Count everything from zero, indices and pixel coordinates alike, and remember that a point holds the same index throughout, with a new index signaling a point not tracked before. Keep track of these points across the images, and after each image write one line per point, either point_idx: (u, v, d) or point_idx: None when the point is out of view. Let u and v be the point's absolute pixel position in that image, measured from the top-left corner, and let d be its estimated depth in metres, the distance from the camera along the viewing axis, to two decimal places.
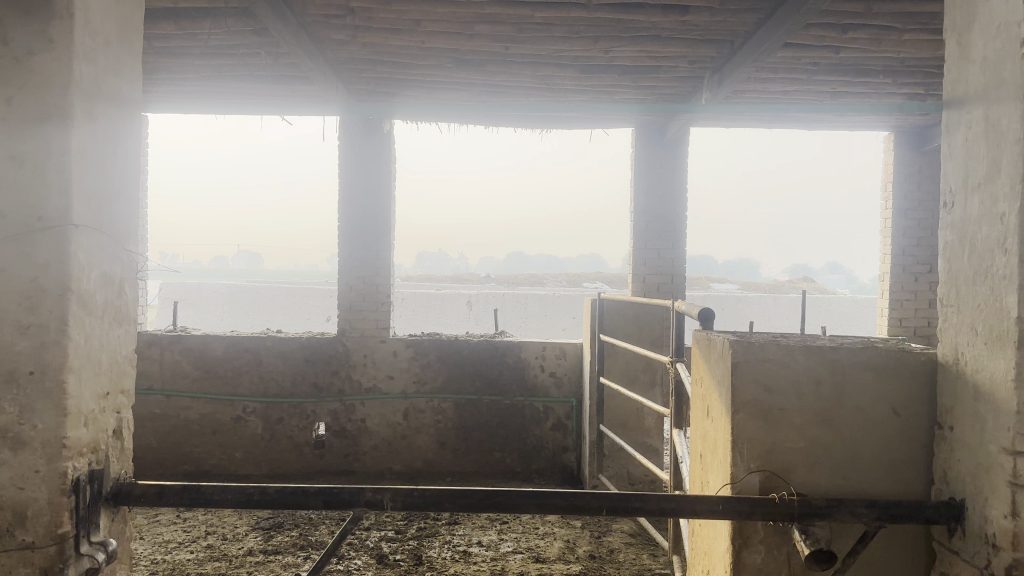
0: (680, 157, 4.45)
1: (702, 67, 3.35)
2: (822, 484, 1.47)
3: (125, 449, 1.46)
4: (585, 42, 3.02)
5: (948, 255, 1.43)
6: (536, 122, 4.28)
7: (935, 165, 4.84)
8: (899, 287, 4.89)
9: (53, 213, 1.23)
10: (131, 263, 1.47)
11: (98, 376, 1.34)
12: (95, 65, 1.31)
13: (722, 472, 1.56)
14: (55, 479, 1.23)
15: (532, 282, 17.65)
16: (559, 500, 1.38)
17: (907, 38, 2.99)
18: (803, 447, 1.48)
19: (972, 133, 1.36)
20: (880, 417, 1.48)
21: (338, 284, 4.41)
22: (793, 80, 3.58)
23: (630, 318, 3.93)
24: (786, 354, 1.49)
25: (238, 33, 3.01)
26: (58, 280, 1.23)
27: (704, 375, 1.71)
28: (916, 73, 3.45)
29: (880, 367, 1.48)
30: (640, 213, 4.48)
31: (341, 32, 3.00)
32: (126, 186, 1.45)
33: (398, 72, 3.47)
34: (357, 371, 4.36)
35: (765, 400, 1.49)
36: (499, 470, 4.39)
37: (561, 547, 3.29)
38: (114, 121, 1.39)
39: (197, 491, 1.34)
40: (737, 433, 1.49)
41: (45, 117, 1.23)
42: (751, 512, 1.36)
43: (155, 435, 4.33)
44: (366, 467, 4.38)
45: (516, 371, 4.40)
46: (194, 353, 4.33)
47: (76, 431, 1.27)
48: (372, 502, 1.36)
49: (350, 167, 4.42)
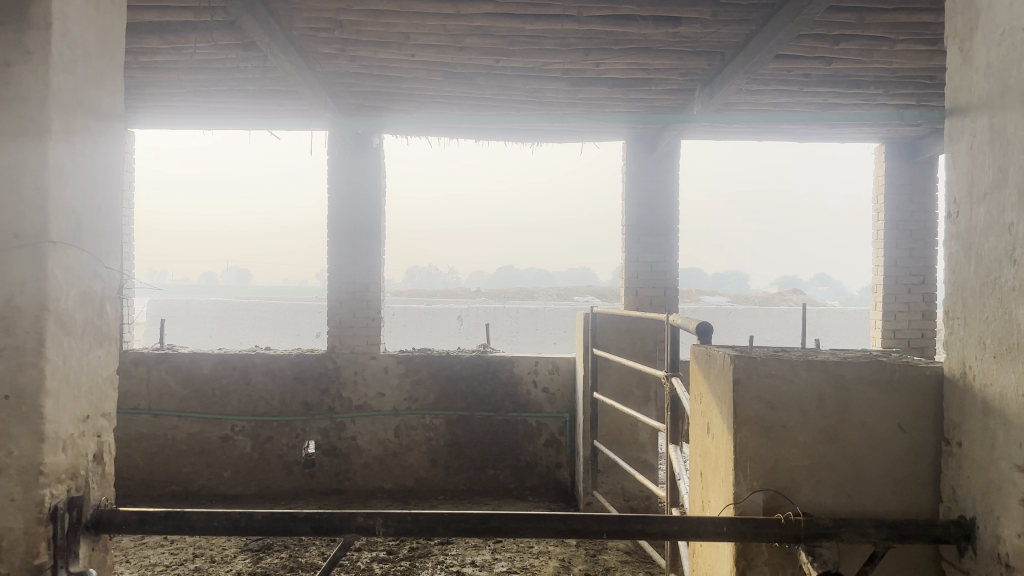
0: (672, 170, 4.44)
1: (694, 79, 3.34)
2: (828, 503, 1.43)
3: (107, 475, 1.41)
4: (576, 54, 3.00)
5: (953, 267, 1.40)
6: (526, 137, 4.26)
7: (925, 176, 4.84)
8: (893, 298, 4.88)
9: (29, 230, 1.18)
10: (113, 281, 1.42)
11: (77, 399, 1.28)
12: (74, 76, 1.27)
13: (724, 492, 1.51)
14: (32, 508, 1.18)
15: (523, 297, 17.59)
16: (559, 523, 1.33)
17: (898, 49, 2.98)
18: (807, 465, 1.44)
19: (976, 142, 1.33)
20: (886, 433, 1.44)
21: (327, 299, 4.37)
22: (785, 92, 3.57)
23: (624, 332, 3.90)
24: (788, 368, 1.45)
25: (225, 48, 2.97)
26: (34, 300, 1.18)
27: (704, 391, 1.67)
28: (907, 84, 3.45)
29: (885, 382, 1.44)
30: (633, 225, 4.45)
31: (329, 46, 2.97)
32: (108, 201, 1.40)
33: (388, 86, 3.44)
34: (347, 389, 4.30)
35: (768, 417, 1.45)
36: (491, 487, 4.31)
37: (556, 566, 3.23)
38: (94, 135, 1.34)
39: (182, 518, 1.28)
40: (740, 452, 1.45)
41: (22, 131, 1.19)
42: (756, 533, 1.32)
43: (141, 455, 4.25)
44: (357, 486, 4.30)
45: (509, 386, 4.36)
46: (181, 371, 4.27)
47: (54, 457, 1.22)
48: (364, 527, 1.31)
49: (339, 182, 4.38)
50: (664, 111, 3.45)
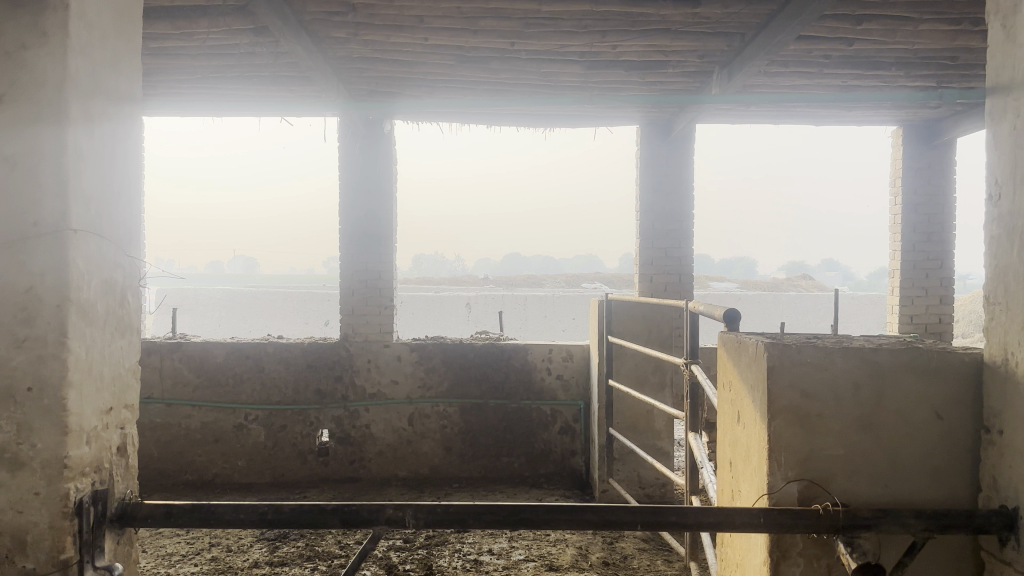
0: (686, 155, 4.39)
1: (711, 61, 3.28)
2: (863, 493, 1.40)
3: (131, 467, 1.39)
4: (592, 37, 2.95)
5: (995, 251, 1.36)
6: (539, 122, 4.22)
7: (944, 160, 4.78)
8: (910, 284, 4.83)
9: (48, 218, 1.15)
10: (134, 270, 1.39)
11: (100, 391, 1.26)
12: (91, 59, 1.24)
13: (756, 483, 1.48)
14: (57, 502, 1.16)
15: (531, 284, 17.50)
16: (591, 515, 1.30)
17: (921, 29, 2.92)
18: (842, 454, 1.40)
19: (1020, 121, 1.29)
20: (922, 421, 1.40)
21: (339, 287, 4.36)
22: (804, 74, 3.52)
23: (639, 319, 3.85)
24: (823, 355, 1.41)
25: (236, 33, 2.93)
26: (55, 289, 1.15)
27: (734, 378, 1.63)
28: (928, 65, 3.39)
29: (922, 368, 1.40)
30: (647, 211, 4.41)
31: (342, 30, 2.92)
32: (127, 188, 1.37)
33: (401, 70, 3.40)
34: (361, 376, 4.29)
35: (802, 406, 1.41)
36: (506, 475, 4.30)
37: (574, 554, 3.21)
38: (113, 121, 1.31)
39: (209, 511, 1.25)
40: (774, 441, 1.41)
41: (39, 116, 1.16)
42: (793, 524, 1.28)
43: (156, 444, 4.24)
44: (372, 474, 4.29)
45: (522, 374, 4.34)
46: (195, 360, 4.27)
47: (78, 449, 1.19)
48: (393, 520, 1.27)
49: (350, 168, 4.34)
50: (681, 94, 3.40)
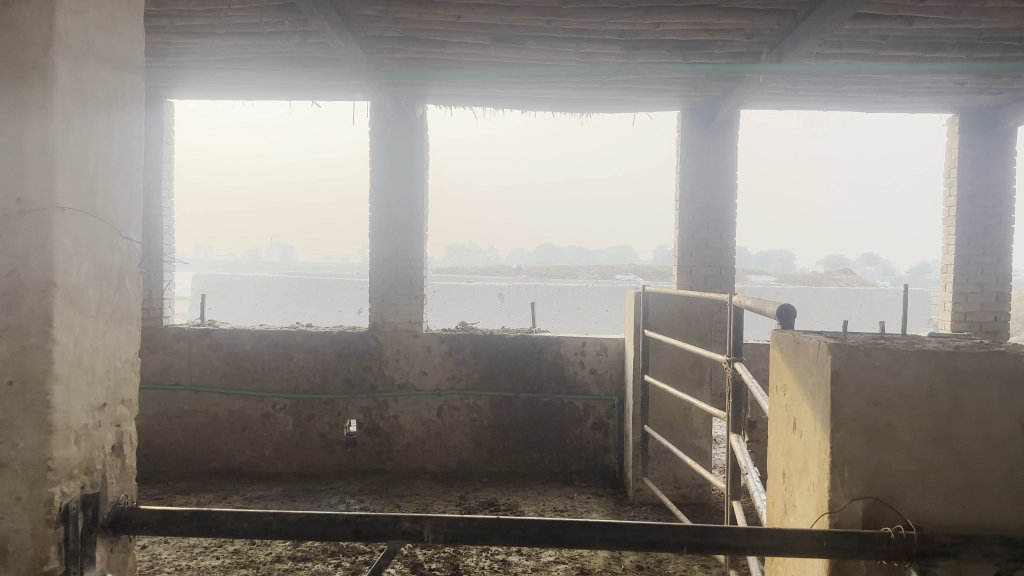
0: (729, 141, 4.20)
1: (761, 41, 3.10)
2: (940, 513, 1.20)
3: (128, 469, 1.28)
4: (635, 13, 2.81)
5: None
6: (576, 106, 4.07)
7: (1004, 149, 4.51)
8: (963, 279, 4.59)
9: (33, 193, 1.04)
10: (133, 254, 1.28)
11: (91, 385, 1.15)
12: (84, 19, 1.12)
13: (814, 500, 1.32)
14: (39, 509, 1.05)
15: (565, 274, 17.24)
16: (632, 534, 1.16)
17: (990, 6, 2.71)
18: (913, 469, 1.21)
19: None
20: (1006, 433, 1.18)
21: (370, 276, 4.25)
22: (858, 56, 3.32)
23: (677, 312, 3.70)
24: (895, 358, 1.22)
25: (263, 10, 2.83)
26: (38, 274, 1.04)
27: (790, 382, 1.47)
28: (994, 47, 3.16)
29: (1009, 374, 1.18)
30: (688, 200, 4.23)
31: (371, 7, 2.80)
32: (126, 162, 1.25)
33: (433, 51, 3.26)
34: (390, 366, 4.19)
35: (869, 415, 1.22)
36: (537, 471, 4.17)
37: (606, 557, 3.06)
38: (109, 88, 1.19)
39: (208, 518, 1.14)
40: (837, 454, 1.23)
41: (24, 79, 1.04)
42: (860, 550, 1.13)
43: (183, 431, 4.19)
44: (399, 467, 4.19)
45: (555, 367, 4.20)
46: (222, 347, 4.20)
47: (65, 450, 1.09)
48: (411, 533, 1.15)
49: (381, 152, 4.23)
50: (736, 64, 3.18)
